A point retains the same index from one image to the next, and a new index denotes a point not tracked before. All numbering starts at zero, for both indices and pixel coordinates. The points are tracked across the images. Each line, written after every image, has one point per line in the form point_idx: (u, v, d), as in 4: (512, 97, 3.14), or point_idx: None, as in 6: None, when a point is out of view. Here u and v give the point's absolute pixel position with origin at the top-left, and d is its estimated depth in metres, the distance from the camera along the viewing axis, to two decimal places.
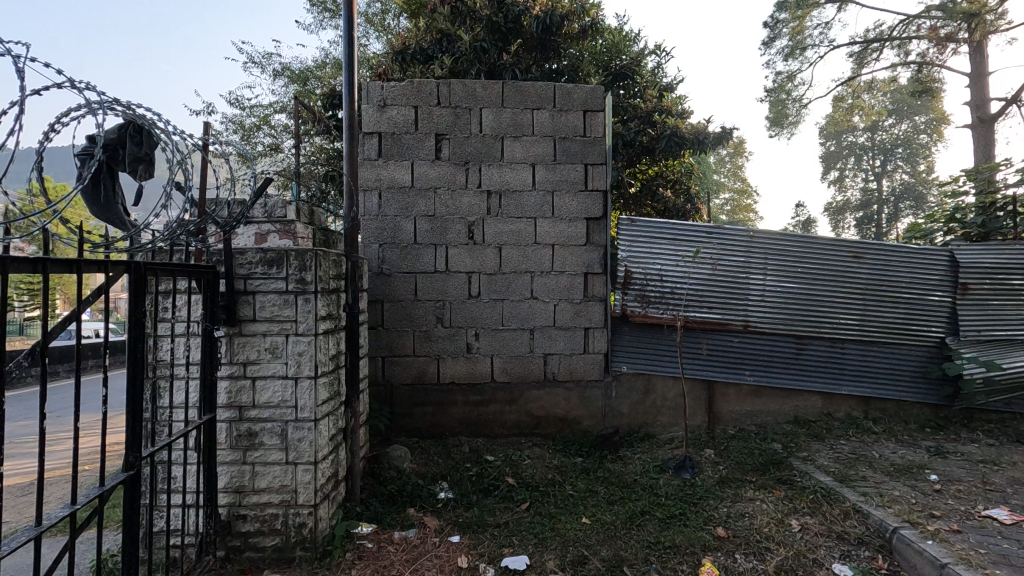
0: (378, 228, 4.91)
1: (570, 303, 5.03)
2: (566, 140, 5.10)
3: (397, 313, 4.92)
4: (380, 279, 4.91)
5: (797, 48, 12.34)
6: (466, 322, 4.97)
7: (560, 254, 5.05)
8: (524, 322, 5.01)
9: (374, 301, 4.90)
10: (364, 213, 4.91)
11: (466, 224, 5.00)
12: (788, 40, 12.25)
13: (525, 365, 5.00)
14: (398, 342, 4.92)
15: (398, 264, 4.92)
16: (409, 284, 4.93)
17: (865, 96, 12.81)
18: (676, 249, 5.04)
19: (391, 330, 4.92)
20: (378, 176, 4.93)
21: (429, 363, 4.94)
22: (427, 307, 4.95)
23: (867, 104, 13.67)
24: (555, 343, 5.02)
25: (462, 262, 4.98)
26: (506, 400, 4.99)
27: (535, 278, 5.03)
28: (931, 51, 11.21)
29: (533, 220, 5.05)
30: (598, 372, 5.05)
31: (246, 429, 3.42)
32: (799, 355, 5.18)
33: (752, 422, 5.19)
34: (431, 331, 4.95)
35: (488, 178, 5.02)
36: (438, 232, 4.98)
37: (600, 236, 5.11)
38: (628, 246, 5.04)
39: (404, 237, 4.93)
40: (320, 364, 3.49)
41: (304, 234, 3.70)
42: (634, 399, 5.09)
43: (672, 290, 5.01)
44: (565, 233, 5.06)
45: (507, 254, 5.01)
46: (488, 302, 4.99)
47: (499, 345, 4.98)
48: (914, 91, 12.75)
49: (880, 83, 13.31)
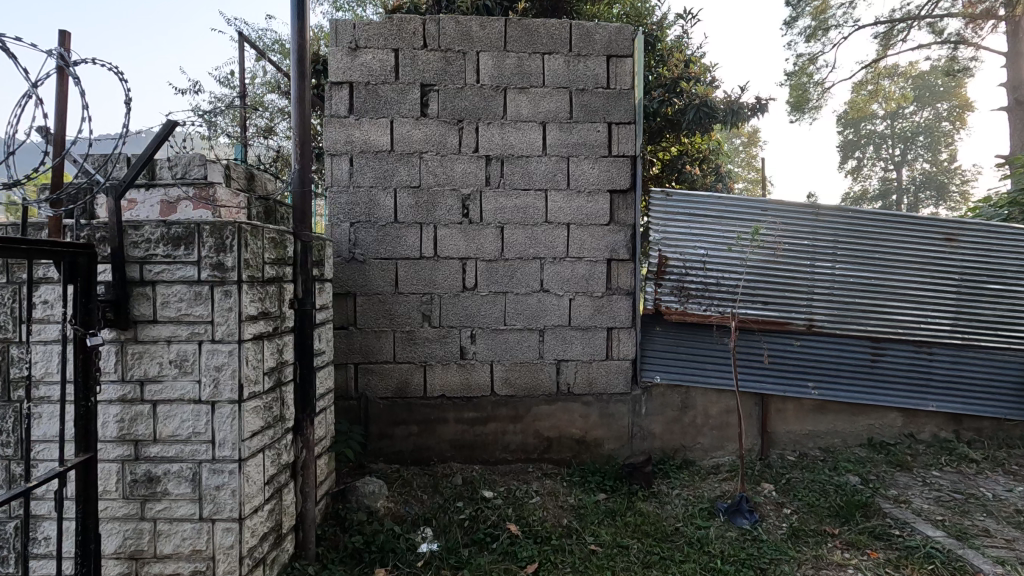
0: (349, 203, 3.92)
1: (590, 296, 4.03)
2: (585, 93, 4.07)
3: (374, 310, 3.94)
4: (352, 267, 3.92)
5: (820, 28, 11.03)
6: (460, 321, 3.98)
7: (578, 236, 4.04)
8: (532, 321, 4.01)
9: (344, 294, 3.93)
10: (331, 184, 3.92)
11: (459, 198, 3.99)
12: (810, 20, 10.93)
13: (534, 375, 4.01)
14: (375, 346, 3.94)
15: (374, 249, 3.93)
16: (389, 273, 3.94)
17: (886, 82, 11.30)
18: (723, 229, 4.00)
19: (366, 330, 3.94)
20: (349, 137, 3.92)
21: (413, 372, 3.96)
22: (412, 302, 3.96)
23: (898, 86, 12.47)
24: (570, 348, 4.02)
25: (455, 246, 3.99)
26: (510, 417, 4.00)
27: (546, 265, 4.02)
28: (966, 30, 9.77)
29: (544, 193, 4.04)
30: (625, 383, 4.05)
31: (145, 473, 2.46)
32: (876, 363, 4.14)
33: (815, 445, 4.17)
34: (416, 332, 3.97)
35: (487, 141, 4.01)
36: (425, 207, 3.98)
37: (627, 212, 4.10)
38: (662, 228, 4.02)
39: (382, 213, 3.94)
40: (249, 384, 2.52)
41: (233, 203, 2.72)
42: (670, 417, 4.09)
43: (718, 282, 3.99)
44: (583, 209, 4.05)
45: (510, 236, 4.01)
46: (488, 297, 3.99)
47: (501, 351, 4.00)
48: (945, 74, 11.41)
49: (906, 68, 12.03)
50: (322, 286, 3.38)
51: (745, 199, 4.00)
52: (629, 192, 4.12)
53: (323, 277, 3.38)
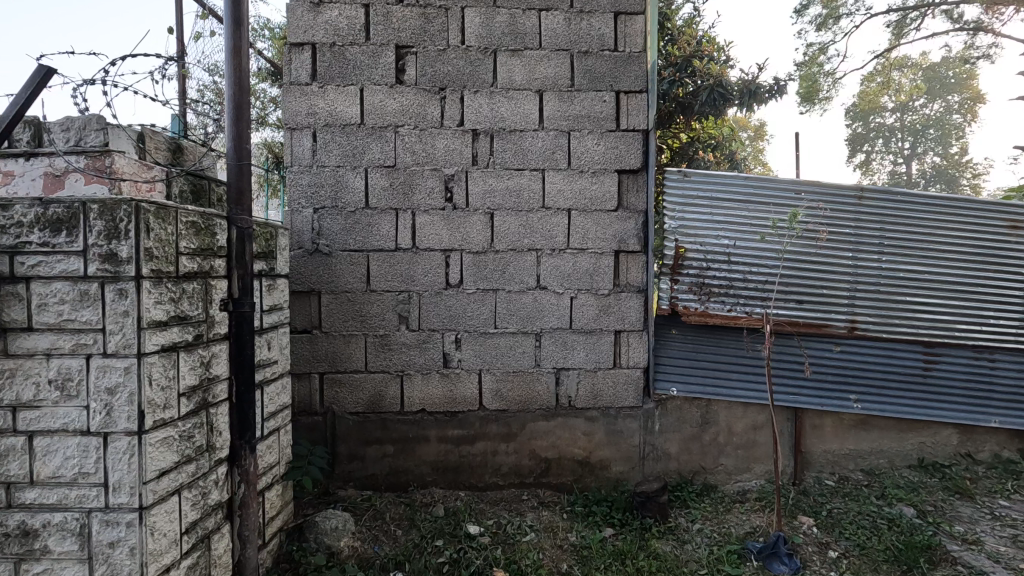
0: (312, 185, 3.35)
1: (594, 294, 3.45)
2: (588, 56, 3.48)
3: (342, 310, 3.37)
4: (315, 260, 3.35)
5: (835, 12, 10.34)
6: (443, 323, 3.41)
7: (581, 224, 3.46)
8: (526, 323, 3.44)
9: (307, 291, 3.36)
10: (290, 163, 3.34)
11: (441, 180, 3.41)
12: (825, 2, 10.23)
13: (530, 386, 3.44)
14: (344, 353, 3.38)
15: (341, 239, 3.36)
16: (358, 267, 3.37)
17: (904, 70, 10.62)
18: (750, 215, 3.42)
19: (333, 334, 3.37)
20: (312, 108, 3.34)
21: (388, 383, 3.39)
22: (387, 301, 3.39)
23: (908, 77, 11.89)
24: (572, 355, 3.45)
25: (437, 236, 3.41)
26: (501, 436, 3.44)
27: (543, 257, 3.44)
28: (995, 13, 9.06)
29: (540, 174, 3.45)
30: (636, 395, 3.47)
31: (20, 525, 1.90)
32: (929, 372, 3.55)
33: (856, 467, 3.58)
34: (392, 336, 3.40)
35: (474, 112, 3.42)
36: (402, 191, 3.40)
37: (639, 195, 3.51)
38: (679, 214, 3.43)
39: (351, 198, 3.37)
40: (157, 409, 1.96)
41: (141, 177, 2.15)
42: (689, 434, 3.51)
43: (745, 277, 3.40)
44: (587, 192, 3.47)
45: (502, 224, 3.43)
46: (476, 295, 3.42)
47: (490, 358, 3.42)
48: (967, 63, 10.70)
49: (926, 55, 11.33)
50: (271, 284, 2.81)
51: (776, 180, 3.41)
52: (640, 172, 3.53)
53: (272, 273, 2.82)
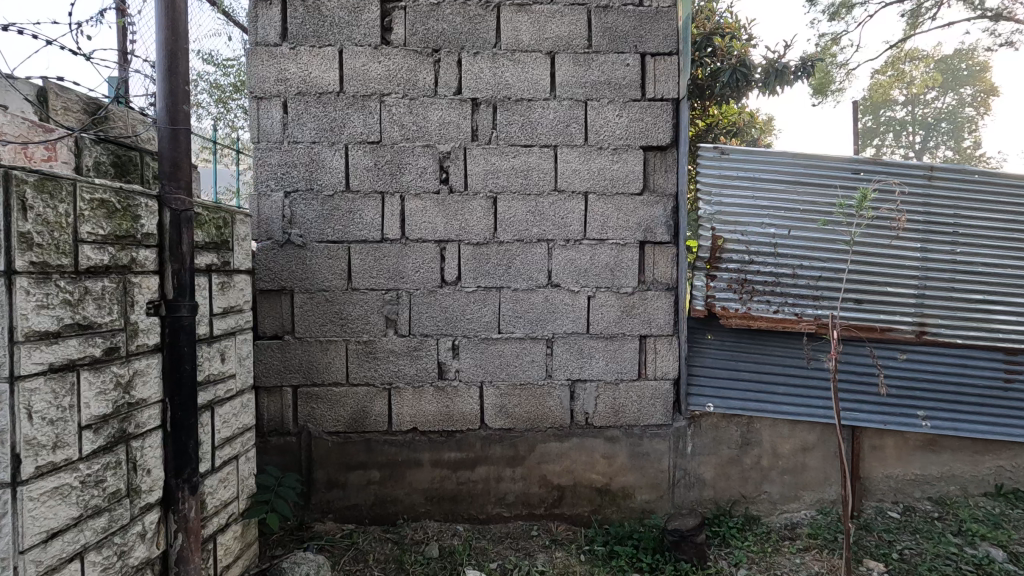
0: (282, 165, 2.84)
1: (616, 292, 2.94)
2: (608, 11, 2.94)
3: (319, 312, 2.87)
4: (287, 253, 2.84)
5: None
6: (438, 328, 2.90)
7: (600, 210, 2.94)
8: (536, 328, 2.92)
9: (278, 290, 2.86)
10: (256, 138, 2.83)
11: (435, 158, 2.89)
12: None
13: (540, 401, 2.93)
14: (321, 363, 2.87)
15: (318, 227, 2.85)
16: (337, 261, 2.86)
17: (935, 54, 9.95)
18: (800, 200, 2.90)
19: (308, 341, 2.87)
20: (282, 73, 2.82)
21: (374, 398, 2.89)
22: (372, 301, 2.88)
23: (937, 63, 11.22)
24: (590, 365, 2.93)
25: (431, 225, 2.89)
26: (505, 459, 2.93)
27: (555, 249, 2.92)
28: None
29: (552, 151, 2.93)
30: (665, 412, 2.96)
31: None
32: (1011, 385, 3.01)
33: (923, 496, 3.05)
34: (378, 343, 2.89)
35: (474, 78, 2.89)
36: (388, 171, 2.88)
37: (668, 176, 2.99)
38: (717, 197, 2.91)
39: (329, 178, 2.85)
40: (41, 451, 1.44)
41: (34, 140, 1.64)
42: (727, 458, 2.99)
43: (794, 272, 2.88)
44: (607, 173, 2.94)
45: (507, 211, 2.91)
46: (476, 294, 2.90)
47: (493, 368, 2.91)
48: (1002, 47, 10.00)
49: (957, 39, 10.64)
50: (225, 281, 2.30)
51: (829, 157, 2.90)
52: (669, 148, 3.00)
53: (227, 268, 2.31)
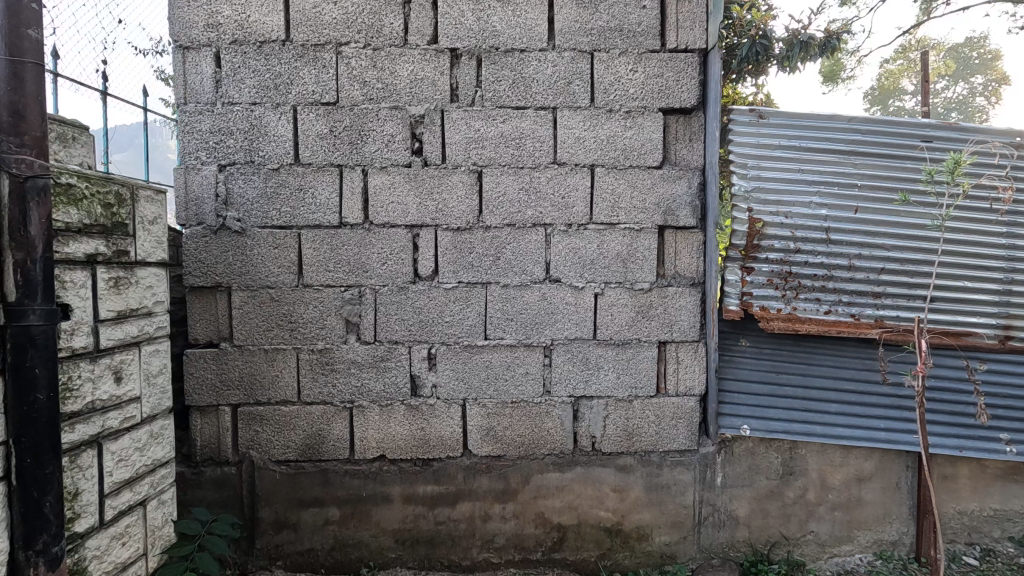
0: (215, 133, 2.29)
1: (629, 289, 2.39)
2: None
3: (264, 315, 2.33)
4: (222, 241, 2.30)
5: None
6: (410, 333, 2.36)
7: (610, 187, 2.38)
8: (530, 333, 2.37)
9: (212, 288, 2.32)
10: (182, 99, 2.28)
11: (405, 123, 2.34)
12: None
13: (535, 423, 2.39)
14: (266, 377, 2.34)
15: (260, 209, 2.31)
16: (284, 251, 2.32)
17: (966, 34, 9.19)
18: (856, 174, 2.35)
19: (250, 350, 2.33)
20: (214, 17, 2.27)
21: (332, 420, 2.36)
22: (328, 302, 2.34)
23: None
24: (598, 379, 2.39)
25: (400, 207, 2.34)
26: (494, 494, 2.40)
27: (556, 237, 2.37)
28: None
29: (550, 114, 2.37)
30: (689, 435, 2.41)
31: None
32: None
33: (1004, 536, 2.50)
34: (336, 352, 2.35)
35: (453, 23, 2.33)
36: (347, 139, 2.32)
37: (693, 146, 2.43)
38: (754, 171, 2.36)
39: (273, 148, 2.30)
40: None
41: None
42: (765, 491, 2.44)
43: (850, 264, 2.33)
44: (618, 141, 2.38)
45: (495, 189, 2.35)
46: (456, 292, 2.36)
47: (478, 383, 2.37)
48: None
49: None
50: (120, 276, 1.76)
51: (891, 121, 2.36)
52: (694, 111, 2.44)
53: (123, 259, 1.77)
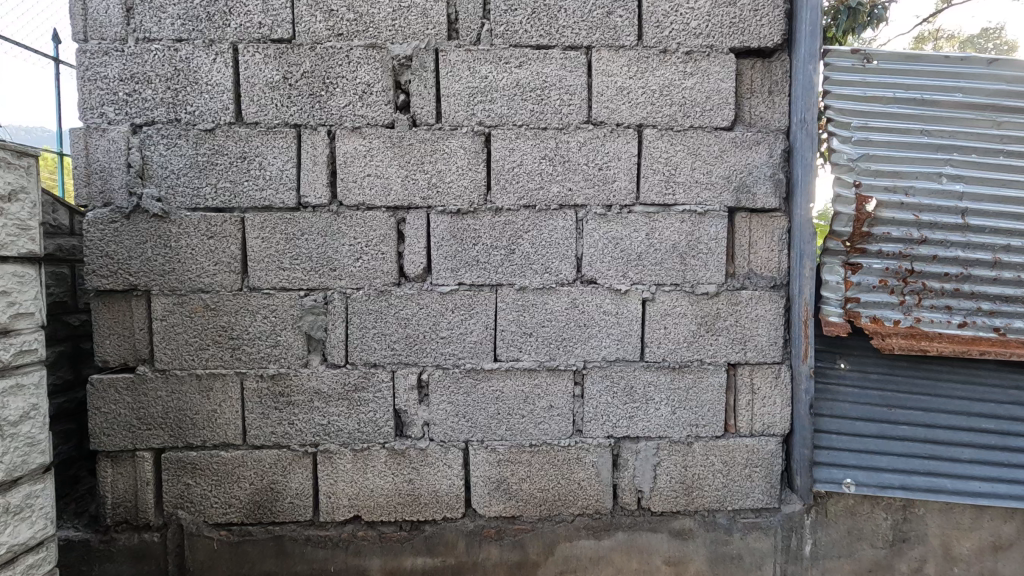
0: (125, 79, 1.67)
1: (689, 294, 1.77)
2: None
3: (195, 329, 1.72)
4: (136, 228, 1.69)
5: None
6: (393, 353, 1.75)
7: (664, 156, 1.75)
8: (556, 352, 1.76)
9: (124, 291, 1.71)
10: (81, 34, 1.67)
11: (386, 67, 1.71)
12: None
13: (562, 474, 1.78)
14: (200, 413, 1.73)
15: (187, 185, 1.69)
16: (223, 242, 1.71)
17: None
18: (1003, 136, 1.71)
19: (177, 376, 1.72)
20: None
21: (289, 469, 1.76)
22: (283, 312, 1.73)
23: None
24: (646, 414, 1.78)
25: (379, 182, 1.72)
26: (506, 567, 1.80)
27: (591, 222, 1.75)
28: None
29: (583, 56, 1.74)
30: (768, 489, 1.81)
31: None
32: None
33: None
34: (293, 379, 1.74)
35: None
36: (307, 90, 1.70)
37: (774, 99, 1.80)
38: (862, 132, 1.73)
39: (205, 101, 1.68)
40: None
41: None
42: (869, 564, 1.82)
43: (996, 259, 1.69)
44: (675, 93, 1.75)
45: (508, 158, 1.73)
46: (456, 298, 1.75)
47: (485, 421, 1.76)
48: None
49: None
50: None
51: None
52: (776, 54, 1.81)
53: None
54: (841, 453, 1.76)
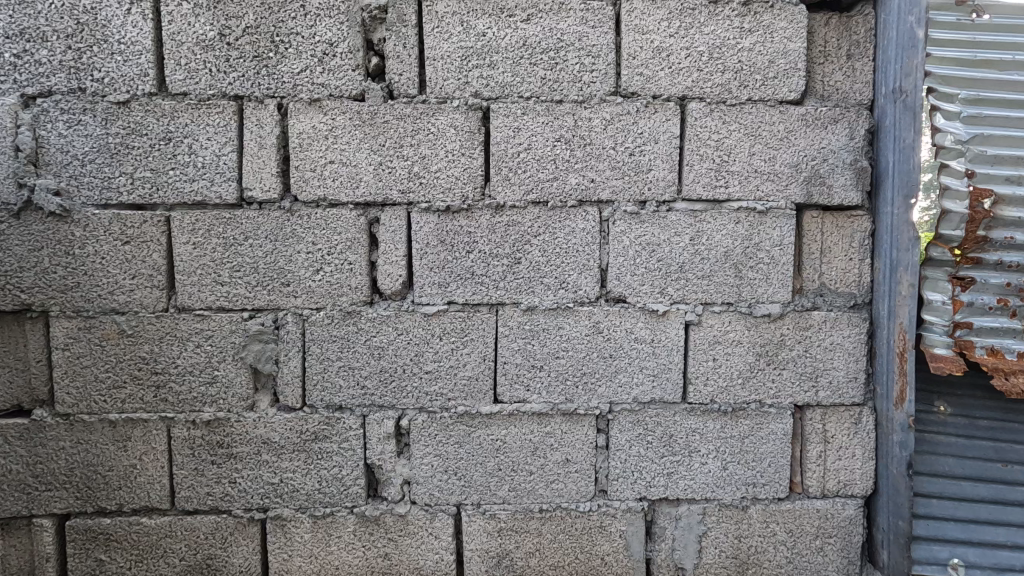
0: (11, 36, 1.28)
1: (745, 316, 1.38)
2: None
3: (106, 361, 1.33)
4: (28, 231, 1.30)
5: None
6: (364, 392, 1.36)
7: (714, 138, 1.35)
8: (573, 391, 1.37)
9: (15, 313, 1.32)
10: None
11: (354, 20, 1.31)
12: None
13: (580, 547, 1.39)
14: (115, 469, 1.35)
15: (95, 174, 1.30)
16: (142, 248, 1.31)
17: None
18: None
19: (84, 422, 1.33)
20: None
21: (230, 542, 1.37)
22: (220, 339, 1.34)
23: None
24: (688, 471, 1.39)
25: (344, 171, 1.32)
26: None
27: (619, 223, 1.35)
28: None
29: (609, 6, 1.33)
30: (844, 566, 1.41)
31: None
32: None
33: None
34: (235, 426, 1.35)
35: None
36: (249, 50, 1.30)
37: (854, 65, 1.40)
38: (975, 106, 1.29)
39: (117, 65, 1.29)
40: None
41: None
42: None
43: None
44: (730, 55, 1.35)
45: (512, 140, 1.33)
46: (444, 321, 1.35)
47: (482, 479, 1.38)
48: None
49: None
50: None
51: None
52: (857, 7, 1.41)
53: None
54: (944, 524, 1.35)
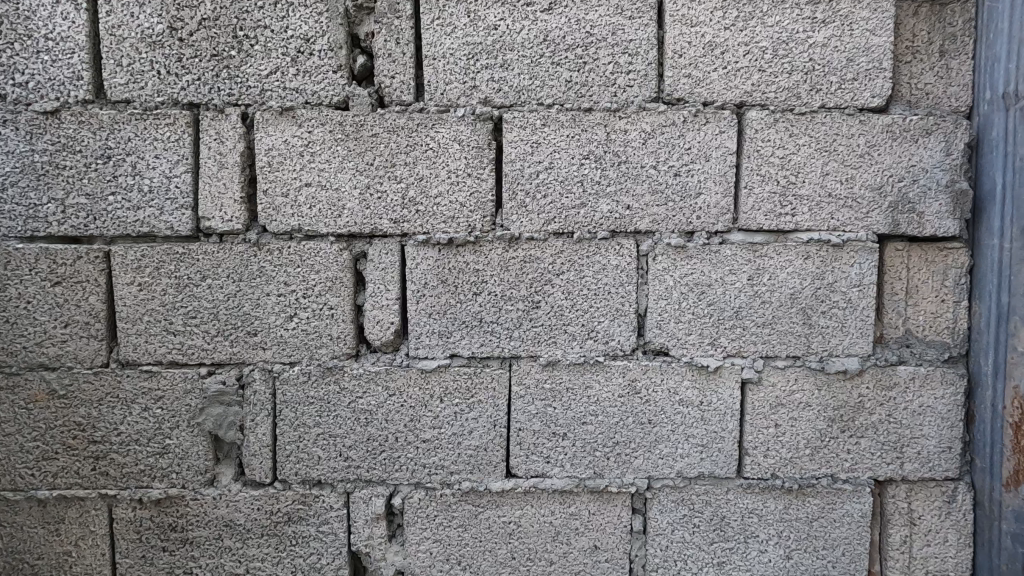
0: None
1: (815, 373, 1.12)
2: None
3: (34, 427, 1.09)
4: None
5: None
6: (347, 465, 1.11)
7: (778, 154, 1.10)
8: (603, 463, 1.12)
9: None
10: None
11: (334, 12, 1.06)
12: None
13: None
14: (46, 558, 1.11)
15: (19, 200, 1.06)
16: (76, 290, 1.07)
17: None
18: None
19: (7, 502, 1.10)
20: None
21: None
22: (172, 401, 1.10)
23: None
24: (742, 560, 1.14)
25: (323, 196, 1.08)
26: None
27: (661, 258, 1.10)
28: None
29: None
30: None
31: None
32: None
33: None
34: (191, 506, 1.11)
35: None
36: (206, 48, 1.06)
37: (950, 64, 1.13)
38: None
39: (44, 67, 1.05)
40: None
41: None
42: None
43: None
44: (798, 52, 1.09)
45: (530, 157, 1.08)
46: (445, 380, 1.11)
47: (492, 570, 1.13)
48: None
49: None
50: None
51: None
52: None
53: None
54: None
